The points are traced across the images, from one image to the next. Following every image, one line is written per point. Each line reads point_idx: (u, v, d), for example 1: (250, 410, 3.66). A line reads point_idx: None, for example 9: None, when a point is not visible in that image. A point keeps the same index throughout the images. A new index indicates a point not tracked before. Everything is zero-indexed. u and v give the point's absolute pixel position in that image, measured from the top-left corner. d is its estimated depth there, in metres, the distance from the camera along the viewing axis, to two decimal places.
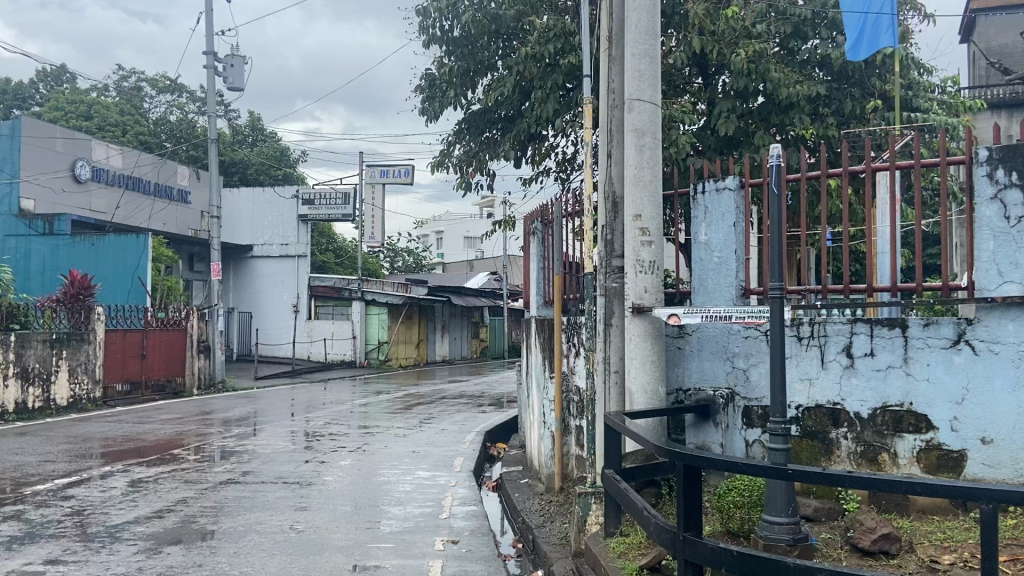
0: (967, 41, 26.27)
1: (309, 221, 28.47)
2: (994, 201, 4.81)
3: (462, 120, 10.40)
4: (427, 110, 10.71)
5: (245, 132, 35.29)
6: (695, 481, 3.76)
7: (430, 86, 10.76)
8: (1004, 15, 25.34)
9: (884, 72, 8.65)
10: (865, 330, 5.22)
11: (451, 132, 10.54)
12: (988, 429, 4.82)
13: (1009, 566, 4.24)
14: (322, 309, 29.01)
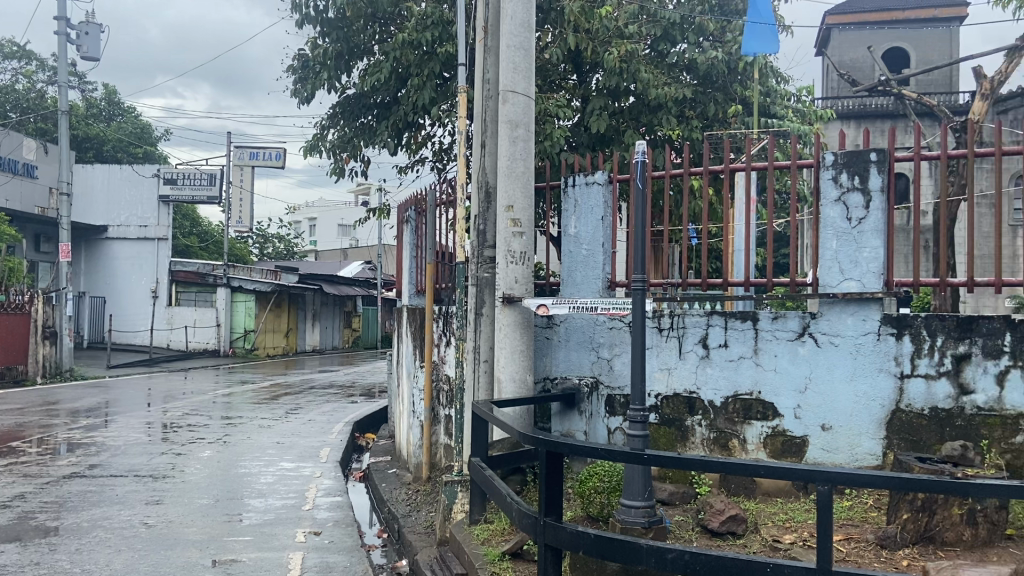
0: (822, 54, 28.05)
1: (169, 202, 27.11)
2: (838, 203, 5.16)
3: (337, 104, 10.18)
4: (300, 91, 10.41)
5: (100, 105, 33.13)
6: (556, 468, 3.82)
7: (303, 66, 10.45)
8: (857, 31, 27.27)
9: (745, 79, 9.11)
10: (720, 322, 5.48)
11: (325, 115, 10.29)
12: (828, 417, 5.15)
13: (843, 545, 4.54)
14: (184, 296, 27.94)
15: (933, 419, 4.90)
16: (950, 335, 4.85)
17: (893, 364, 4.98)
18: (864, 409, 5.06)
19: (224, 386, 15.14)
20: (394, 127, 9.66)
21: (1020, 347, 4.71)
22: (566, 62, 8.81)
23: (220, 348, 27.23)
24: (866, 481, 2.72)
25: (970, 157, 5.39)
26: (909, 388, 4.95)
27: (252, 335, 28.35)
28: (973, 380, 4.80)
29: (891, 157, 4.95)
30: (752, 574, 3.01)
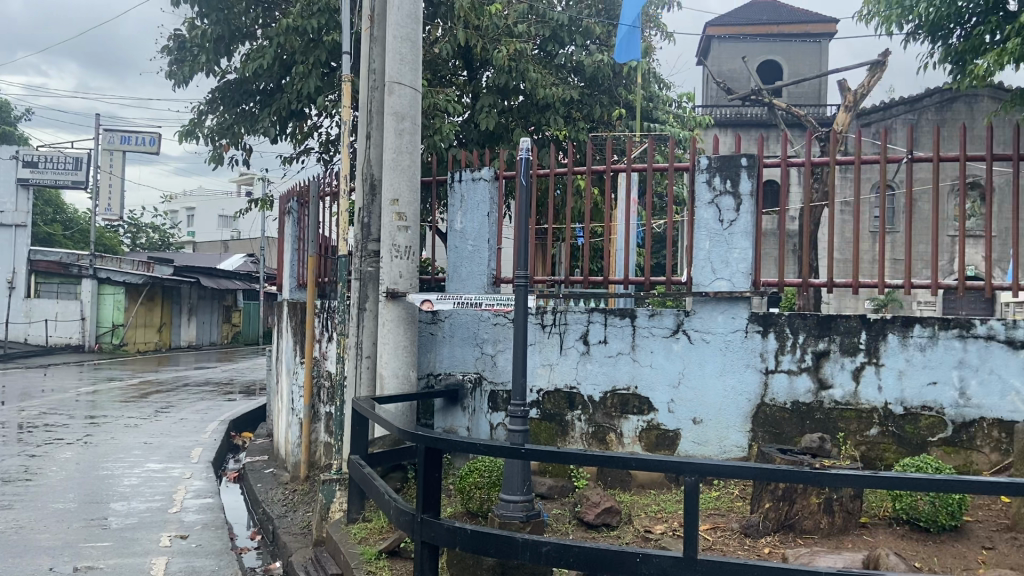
0: (706, 57, 26.96)
1: (31, 186, 25.35)
2: (711, 205, 5.38)
3: (216, 89, 9.79)
4: (175, 74, 9.95)
5: None
6: (435, 463, 3.64)
7: (179, 48, 9.99)
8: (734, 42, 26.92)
9: (629, 83, 9.35)
10: (600, 319, 5.60)
11: (203, 100, 9.88)
12: (699, 411, 5.35)
13: (710, 534, 4.72)
14: (44, 288, 26.24)
15: (794, 412, 5.16)
16: (811, 332, 5.13)
17: (759, 360, 5.23)
18: (732, 403, 5.28)
19: (89, 384, 14.27)
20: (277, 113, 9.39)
21: (873, 344, 5.02)
22: (457, 58, 8.75)
23: (84, 343, 25.95)
24: (736, 473, 2.78)
25: (832, 165, 5.73)
26: (773, 383, 5.21)
27: (120, 330, 26.33)
28: (832, 375, 5.08)
29: (759, 162, 5.20)
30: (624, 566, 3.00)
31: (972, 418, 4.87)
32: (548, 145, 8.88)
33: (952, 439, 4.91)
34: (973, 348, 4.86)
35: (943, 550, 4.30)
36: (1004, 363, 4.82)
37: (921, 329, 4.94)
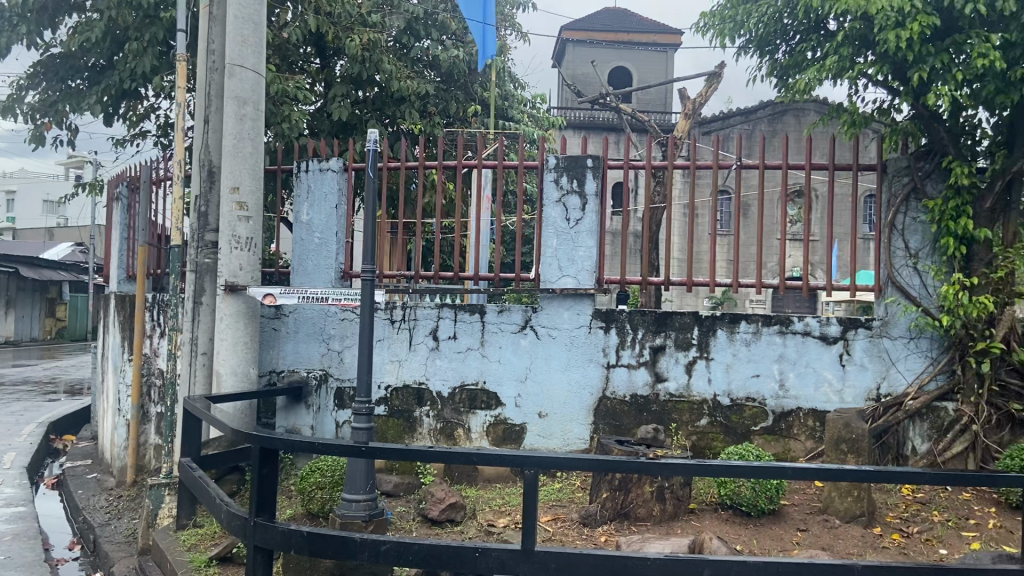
0: (559, 66, 26.64)
1: None
2: (559, 204, 5.49)
3: (36, 62, 9.02)
4: None
5: None
6: (272, 463, 3.19)
7: None
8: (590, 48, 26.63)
9: (485, 80, 9.43)
10: (450, 314, 5.59)
11: (22, 74, 9.07)
12: (544, 405, 5.47)
13: (551, 525, 4.83)
14: None
15: (633, 404, 5.40)
16: (650, 328, 5.39)
17: (601, 355, 5.42)
18: (575, 397, 5.44)
19: None
20: (108, 92, 8.81)
21: (704, 339, 5.35)
22: (308, 45, 8.52)
23: None
24: (571, 465, 2.84)
25: (670, 168, 6.01)
26: (614, 376, 5.42)
27: None
28: (668, 369, 5.37)
29: (604, 164, 5.37)
30: (462, 562, 2.82)
31: (790, 408, 5.29)
32: (402, 139, 8.79)
33: (772, 427, 5.30)
34: (792, 342, 5.29)
35: (763, 533, 4.60)
36: (818, 357, 5.27)
37: (747, 324, 5.31)
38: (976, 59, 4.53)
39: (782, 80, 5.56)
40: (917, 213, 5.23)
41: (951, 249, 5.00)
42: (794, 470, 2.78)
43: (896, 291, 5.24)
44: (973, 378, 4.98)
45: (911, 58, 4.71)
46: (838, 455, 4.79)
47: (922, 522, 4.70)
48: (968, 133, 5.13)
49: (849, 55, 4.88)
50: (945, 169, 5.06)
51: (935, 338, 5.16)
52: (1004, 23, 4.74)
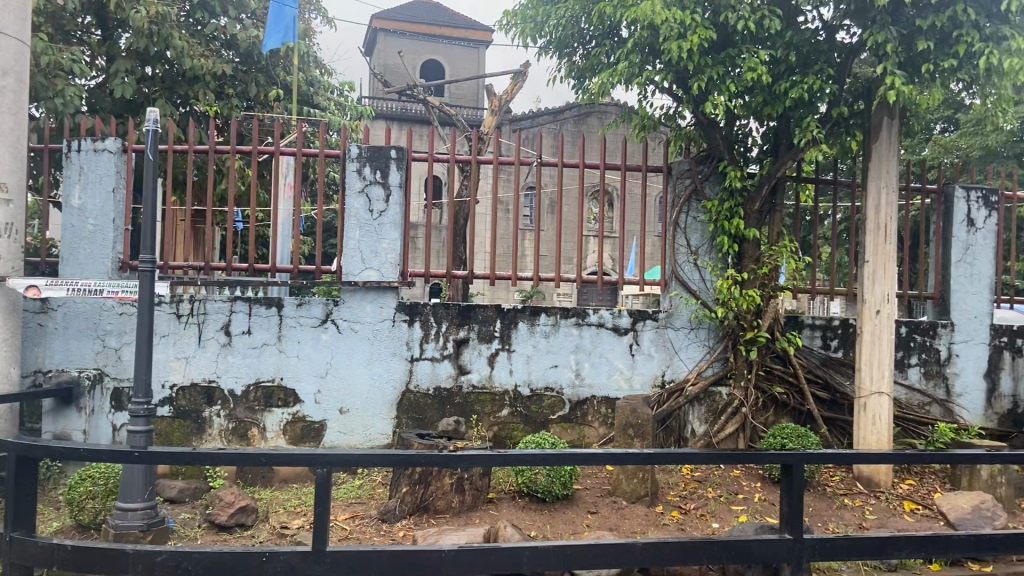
0: (370, 55, 26.10)
1: None
2: (361, 194, 5.36)
3: None
4: None
5: None
6: (31, 472, 2.62)
7: None
8: (401, 39, 26.32)
9: (287, 64, 9.07)
10: (243, 308, 5.30)
11: None
12: (345, 401, 5.33)
13: (347, 523, 4.71)
14: None
15: (436, 398, 5.40)
16: (453, 321, 5.42)
17: (404, 348, 5.37)
18: (377, 392, 5.35)
19: None
20: None
21: (506, 332, 5.46)
22: (88, 13, 7.79)
23: None
24: (366, 460, 2.70)
25: (474, 162, 6.08)
26: (417, 370, 5.39)
27: None
28: (471, 361, 5.43)
29: (408, 155, 5.31)
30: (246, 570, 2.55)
31: (585, 397, 5.54)
32: (196, 120, 8.27)
33: (569, 416, 5.52)
34: (587, 334, 5.54)
35: (555, 517, 4.77)
36: (611, 347, 5.57)
37: (546, 317, 5.49)
38: (746, 73, 4.96)
39: (580, 81, 5.83)
40: (697, 213, 5.66)
41: (725, 246, 5.47)
42: (580, 458, 2.90)
43: (678, 285, 5.65)
44: (743, 364, 5.49)
45: (692, 68, 5.08)
46: (626, 440, 5.05)
47: (698, 499, 5.09)
48: (741, 140, 5.63)
49: (638, 62, 5.18)
50: (720, 173, 5.52)
51: (712, 329, 5.63)
52: (771, 41, 5.20)
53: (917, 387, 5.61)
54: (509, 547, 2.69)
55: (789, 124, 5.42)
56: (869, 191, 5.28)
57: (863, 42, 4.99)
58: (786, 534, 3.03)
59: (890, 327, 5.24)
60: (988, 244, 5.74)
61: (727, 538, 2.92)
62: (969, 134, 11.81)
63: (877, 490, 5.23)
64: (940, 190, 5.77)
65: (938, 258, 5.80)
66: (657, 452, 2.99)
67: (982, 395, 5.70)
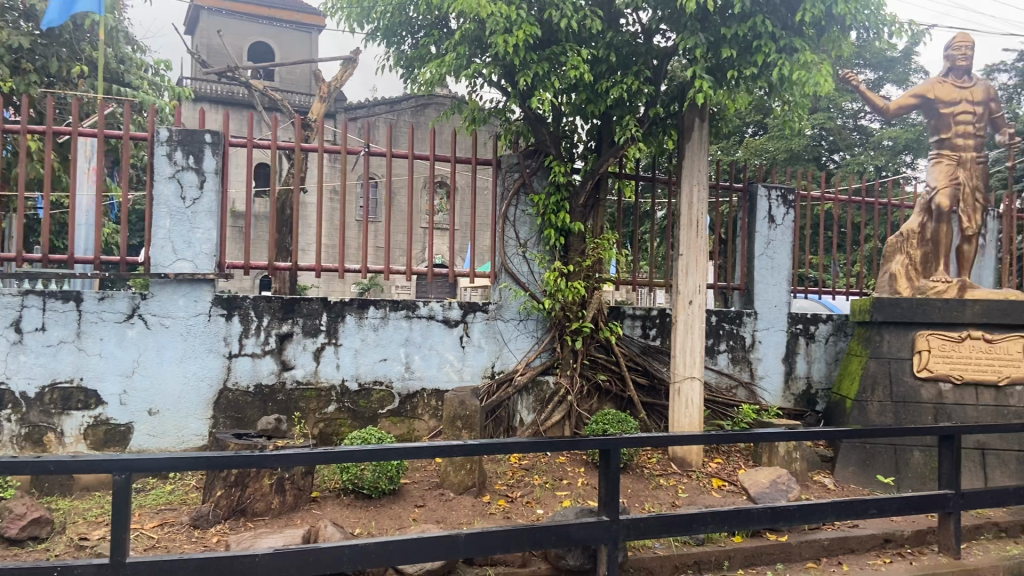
0: (190, 33, 24.41)
1: None
2: (172, 181, 5.02)
3: None
4: None
5: None
6: None
7: None
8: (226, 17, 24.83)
9: (94, 38, 8.36)
10: (37, 302, 4.81)
11: None
12: (156, 401, 4.98)
13: (155, 531, 4.39)
14: None
15: (256, 395, 5.17)
16: (275, 315, 5.20)
17: (221, 344, 5.09)
18: (192, 390, 5.04)
19: None
20: None
21: (332, 326, 5.30)
22: None
23: None
24: (178, 465, 2.51)
25: (298, 150, 5.87)
26: (235, 367, 5.13)
27: None
28: (294, 357, 5.23)
29: (223, 140, 5.05)
30: None
31: (415, 390, 5.49)
32: None
33: (398, 410, 5.46)
34: (416, 326, 5.49)
35: (381, 513, 4.69)
36: (440, 339, 5.55)
37: (375, 310, 5.39)
38: (570, 71, 5.10)
39: (408, 71, 5.77)
40: (525, 206, 5.76)
41: (553, 239, 5.60)
42: (405, 452, 2.91)
43: (508, 277, 5.71)
44: (569, 354, 5.65)
45: (519, 63, 5.15)
46: (454, 432, 5.05)
47: (524, 487, 5.20)
48: (567, 136, 5.78)
49: (466, 55, 5.20)
50: (547, 167, 5.66)
51: (540, 320, 5.77)
52: (594, 40, 5.37)
53: (725, 372, 6.02)
54: (328, 547, 2.72)
55: (611, 122, 5.64)
56: (682, 189, 5.59)
57: (676, 46, 5.30)
58: (603, 515, 3.52)
59: (701, 317, 5.58)
60: (786, 239, 6.27)
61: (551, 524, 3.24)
62: (775, 137, 12.87)
63: (689, 470, 5.58)
64: (746, 188, 6.22)
65: (744, 251, 6.25)
66: (478, 443, 3.04)
67: (780, 377, 6.22)
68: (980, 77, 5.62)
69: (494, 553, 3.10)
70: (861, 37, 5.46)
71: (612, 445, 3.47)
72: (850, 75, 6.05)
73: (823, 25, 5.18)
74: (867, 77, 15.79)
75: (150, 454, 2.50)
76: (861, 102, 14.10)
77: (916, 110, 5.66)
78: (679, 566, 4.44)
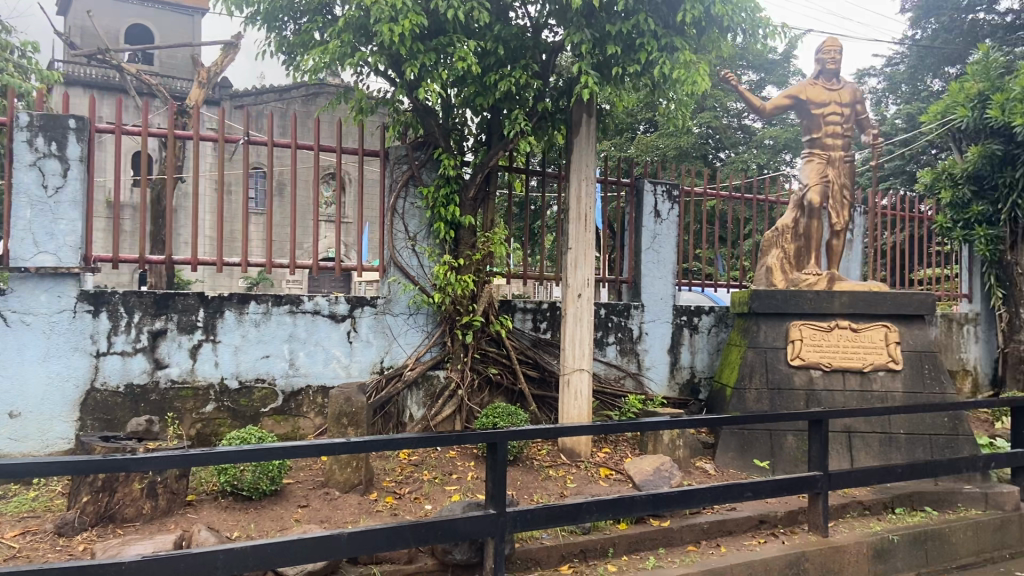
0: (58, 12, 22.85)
1: None
2: (32, 168, 4.68)
3: None
4: None
5: None
6: None
7: None
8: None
9: None
10: None
11: None
12: (17, 403, 4.64)
13: (14, 541, 4.08)
14: None
15: (128, 396, 4.90)
16: (148, 311, 4.94)
17: (89, 342, 4.80)
18: (57, 391, 4.73)
19: None
20: None
21: (210, 321, 5.08)
22: None
23: None
24: (36, 471, 2.35)
25: (172, 137, 5.59)
26: (105, 366, 4.84)
27: None
28: (169, 355, 4.98)
29: (90, 126, 4.77)
30: None
31: (300, 387, 5.34)
32: None
33: (281, 408, 5.29)
34: (301, 322, 5.34)
35: (263, 515, 4.53)
36: (327, 335, 5.41)
37: (256, 305, 5.20)
38: (457, 63, 5.06)
39: (291, 58, 5.60)
40: (414, 198, 5.68)
41: (442, 232, 5.55)
42: (282, 451, 2.84)
43: (397, 271, 5.63)
44: (460, 348, 5.61)
45: (405, 53, 5.06)
46: (339, 429, 4.93)
47: (413, 483, 5.14)
48: (457, 129, 5.73)
49: (350, 42, 5.08)
50: (436, 159, 5.60)
51: (430, 314, 5.71)
52: (482, 33, 5.34)
53: (614, 363, 6.14)
54: (199, 553, 2.63)
55: (500, 115, 5.64)
56: (571, 183, 5.65)
57: (563, 41, 5.33)
58: (491, 508, 3.54)
59: (589, 309, 5.66)
60: (671, 233, 6.45)
61: (437, 521, 3.26)
62: (664, 135, 13.28)
63: (578, 460, 5.66)
64: (633, 184, 6.36)
65: (632, 245, 6.40)
66: (356, 441, 3.01)
67: (665, 368, 6.39)
68: (848, 80, 5.94)
69: (379, 551, 3.08)
70: (739, 39, 5.66)
71: (498, 438, 3.48)
72: (729, 75, 6.27)
73: (703, 25, 5.34)
74: (750, 78, 16.47)
75: (8, 460, 2.35)
76: (744, 103, 14.75)
77: (790, 111, 5.92)
78: (566, 556, 4.46)
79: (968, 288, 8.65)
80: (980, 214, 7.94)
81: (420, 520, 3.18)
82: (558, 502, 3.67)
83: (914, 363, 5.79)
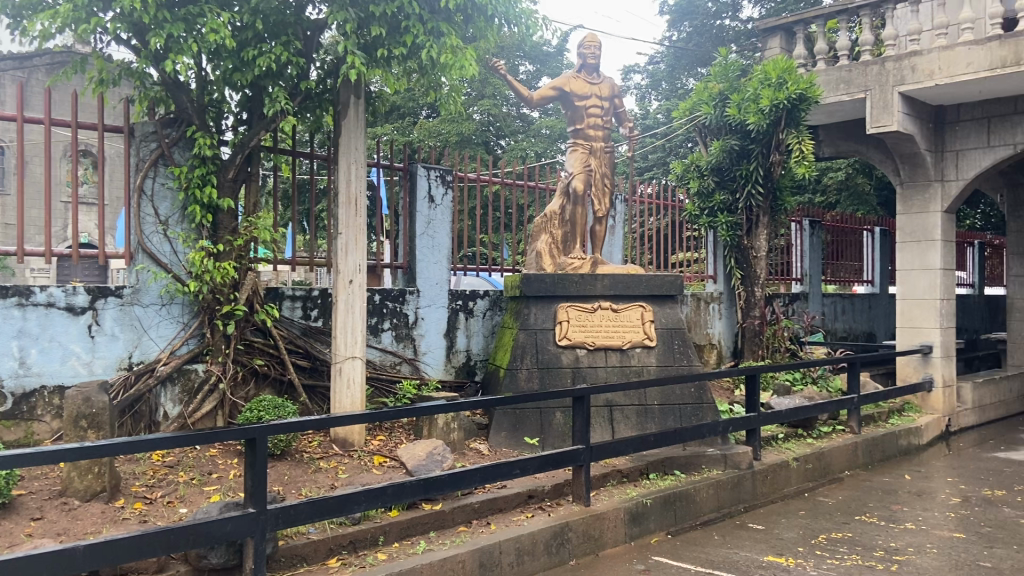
0: None
1: None
2: None
3: None
4: None
5: None
6: None
7: None
8: None
9: None
10: None
11: None
12: None
13: None
14: None
15: None
16: None
17: None
18: None
19: None
20: None
21: None
22: None
23: None
24: None
25: None
26: None
27: None
28: None
29: None
30: None
31: (32, 388, 4.76)
32: None
33: (10, 413, 4.70)
34: (32, 316, 4.76)
35: None
36: (63, 329, 4.87)
37: None
38: (209, 35, 4.71)
39: (15, 20, 4.94)
40: (165, 179, 5.24)
41: (198, 217, 5.18)
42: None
43: (146, 257, 5.17)
44: (220, 339, 5.28)
45: (148, 21, 4.63)
46: (77, 432, 4.44)
47: (167, 486, 4.78)
48: (215, 106, 5.36)
49: (85, 6, 4.57)
50: (190, 138, 5.21)
51: (187, 304, 5.30)
52: (238, 4, 5.00)
53: (389, 350, 6.09)
54: None
55: (262, 93, 5.34)
56: (339, 166, 5.47)
57: (327, 19, 5.14)
58: (249, 507, 3.36)
59: (361, 296, 5.55)
60: (445, 218, 6.48)
61: (181, 526, 3.04)
62: (446, 121, 13.43)
63: (350, 450, 5.56)
64: (406, 168, 6.28)
65: (406, 230, 6.36)
66: (80, 446, 2.78)
67: (441, 353, 6.45)
68: (606, 75, 6.28)
69: (119, 562, 2.87)
70: (503, 27, 5.74)
71: (251, 434, 3.30)
72: (499, 65, 6.38)
73: (467, 12, 5.37)
74: (528, 68, 17.03)
75: None
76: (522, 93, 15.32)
77: (555, 101, 6.15)
78: (334, 548, 4.29)
79: (712, 269, 9.51)
80: (721, 203, 8.85)
81: (163, 528, 2.97)
82: (321, 495, 3.55)
83: (665, 339, 6.27)
